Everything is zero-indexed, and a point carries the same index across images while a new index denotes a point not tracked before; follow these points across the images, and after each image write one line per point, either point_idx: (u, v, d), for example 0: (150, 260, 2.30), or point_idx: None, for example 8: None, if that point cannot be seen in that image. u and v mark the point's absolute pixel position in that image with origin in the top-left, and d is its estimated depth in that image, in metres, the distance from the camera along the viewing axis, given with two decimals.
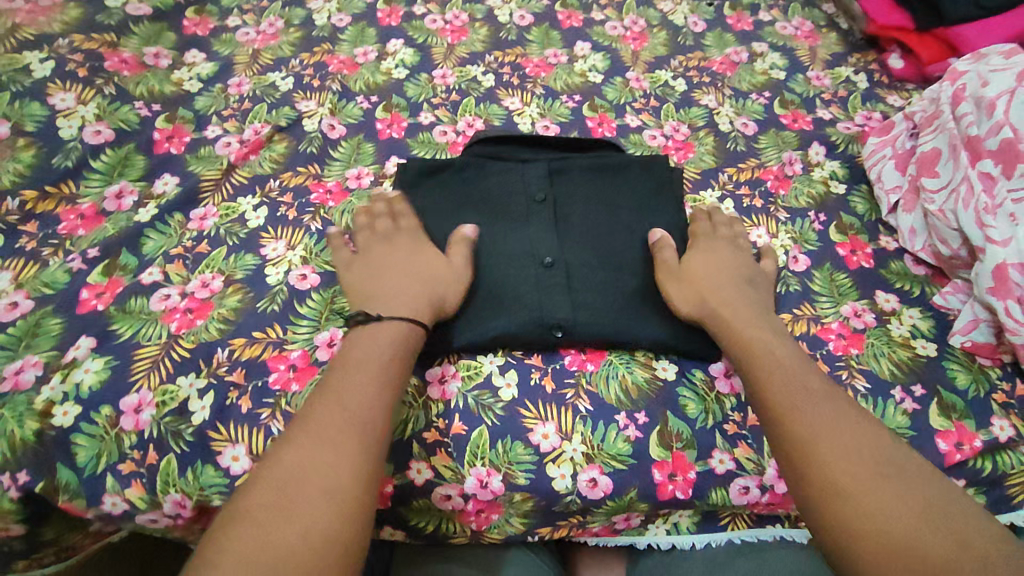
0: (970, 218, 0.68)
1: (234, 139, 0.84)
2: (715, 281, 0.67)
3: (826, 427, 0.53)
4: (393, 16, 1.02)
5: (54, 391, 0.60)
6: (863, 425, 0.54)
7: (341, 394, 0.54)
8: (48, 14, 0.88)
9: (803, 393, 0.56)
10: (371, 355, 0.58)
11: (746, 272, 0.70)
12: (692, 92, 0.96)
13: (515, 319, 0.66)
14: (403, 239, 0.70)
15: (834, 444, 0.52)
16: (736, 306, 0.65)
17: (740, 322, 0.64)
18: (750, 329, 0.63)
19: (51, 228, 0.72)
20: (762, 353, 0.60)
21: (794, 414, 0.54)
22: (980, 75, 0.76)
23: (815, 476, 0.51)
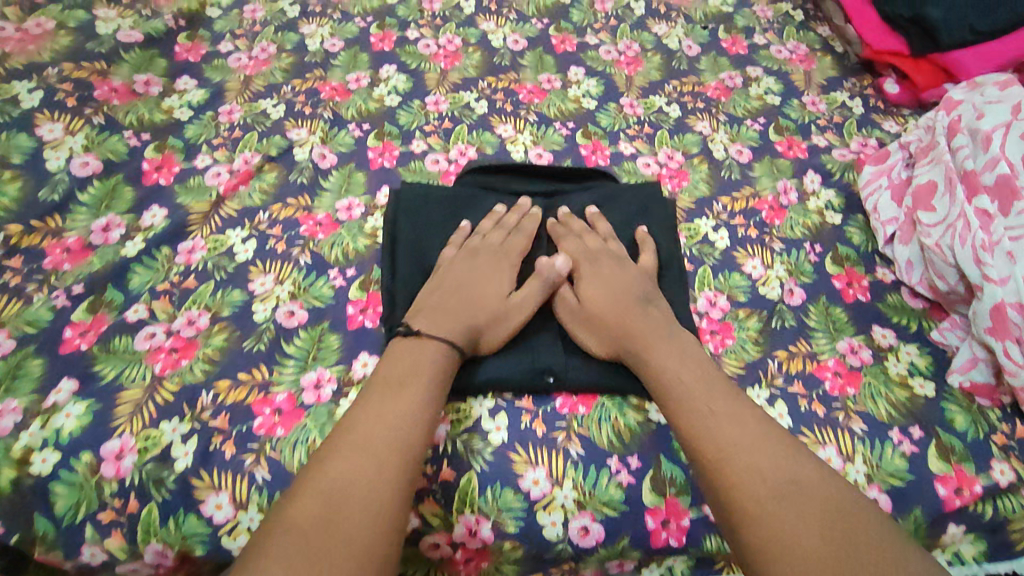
0: (968, 254, 0.67)
1: (224, 168, 0.83)
2: (614, 300, 0.66)
3: (739, 448, 0.53)
4: (386, 40, 1.02)
5: (33, 437, 0.59)
6: (773, 441, 0.53)
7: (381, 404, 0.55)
8: (39, 42, 0.87)
9: (714, 411, 0.56)
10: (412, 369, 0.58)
11: (634, 279, 0.69)
12: (687, 118, 0.95)
13: (508, 363, 0.65)
14: (486, 256, 0.69)
15: (752, 464, 0.52)
16: (638, 324, 0.64)
17: (644, 345, 0.62)
18: (655, 351, 0.62)
19: (35, 262, 0.71)
20: (672, 377, 0.60)
21: (711, 438, 0.54)
22: (974, 106, 0.76)
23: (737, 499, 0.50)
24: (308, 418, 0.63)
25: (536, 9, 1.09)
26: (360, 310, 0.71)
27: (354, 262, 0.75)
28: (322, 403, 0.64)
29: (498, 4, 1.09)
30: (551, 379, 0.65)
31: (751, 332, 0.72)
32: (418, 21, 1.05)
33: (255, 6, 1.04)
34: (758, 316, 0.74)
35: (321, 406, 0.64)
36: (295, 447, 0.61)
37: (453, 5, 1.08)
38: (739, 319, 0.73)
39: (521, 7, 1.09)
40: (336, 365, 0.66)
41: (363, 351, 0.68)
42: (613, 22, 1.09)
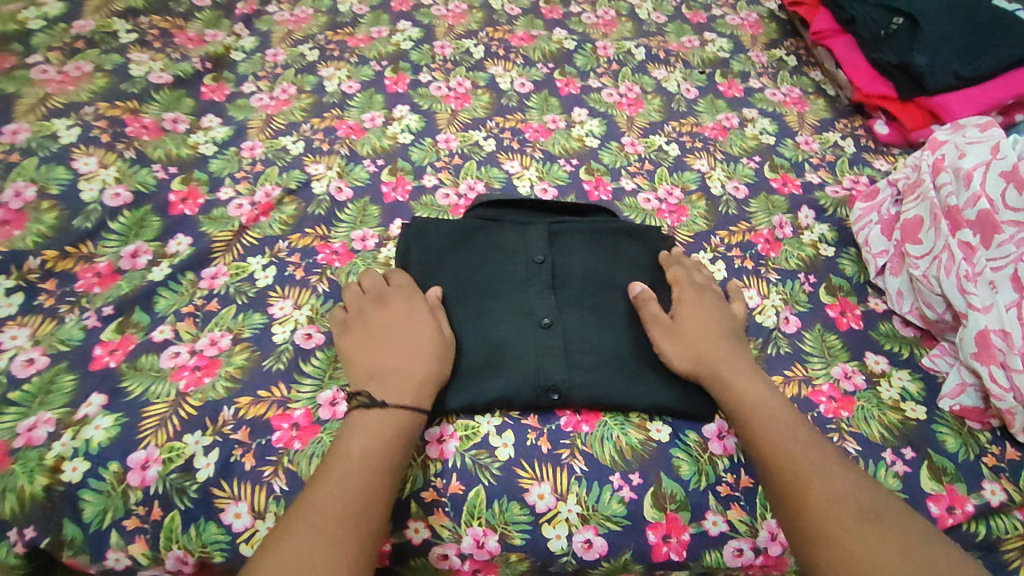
0: (953, 284, 0.70)
1: (246, 201, 0.88)
2: (700, 326, 0.69)
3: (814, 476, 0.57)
4: (400, 83, 1.08)
5: (65, 447, 0.63)
6: (850, 473, 0.57)
7: (340, 464, 0.57)
8: (77, 83, 0.93)
9: (793, 439, 0.60)
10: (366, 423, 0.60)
11: (729, 321, 0.72)
12: (685, 157, 1.01)
13: (514, 380, 0.67)
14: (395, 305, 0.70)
15: (826, 491, 0.55)
16: (727, 354, 0.68)
17: (733, 370, 0.66)
18: (743, 379, 0.65)
19: (67, 286, 0.75)
20: (756, 402, 0.63)
21: (789, 463, 0.58)
22: (957, 146, 0.80)
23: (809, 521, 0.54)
24: (325, 432, 0.66)
25: (541, 55, 1.16)
26: None
27: None
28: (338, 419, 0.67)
29: (506, 51, 1.16)
30: (556, 396, 0.67)
31: None
32: (430, 66, 1.12)
33: (277, 51, 1.11)
34: (755, 342, 0.77)
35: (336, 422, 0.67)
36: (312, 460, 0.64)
37: (463, 51, 1.15)
38: None
39: (527, 53, 1.16)
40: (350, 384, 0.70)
41: None
42: (613, 67, 1.15)
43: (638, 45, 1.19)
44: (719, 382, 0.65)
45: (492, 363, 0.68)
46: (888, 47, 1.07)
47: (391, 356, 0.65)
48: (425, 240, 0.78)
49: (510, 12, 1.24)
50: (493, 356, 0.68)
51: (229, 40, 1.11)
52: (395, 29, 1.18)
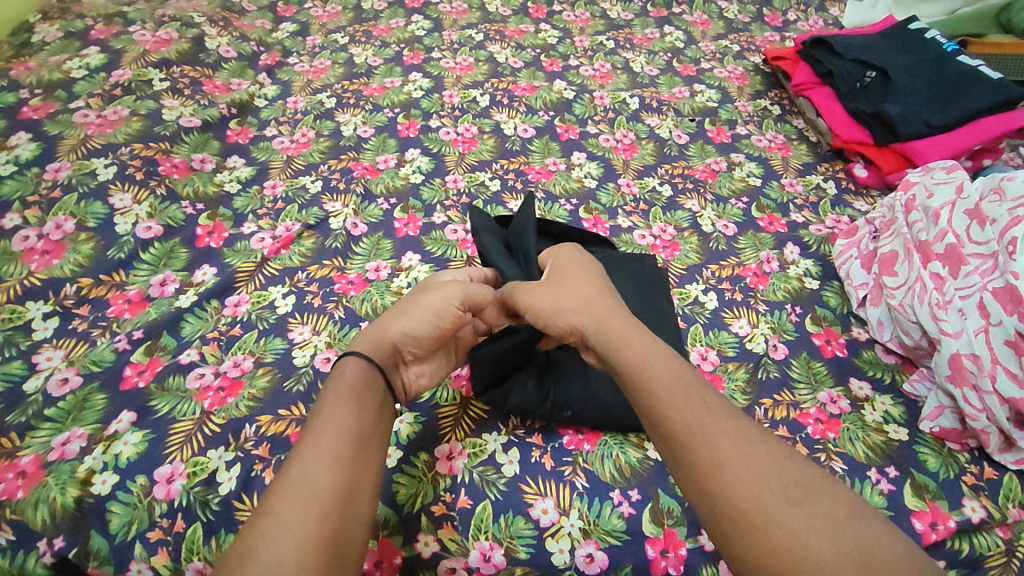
0: (926, 312, 0.76)
1: (267, 234, 0.94)
2: (566, 290, 0.65)
3: (724, 459, 0.49)
4: (411, 128, 1.16)
5: (95, 460, 0.65)
6: (760, 439, 0.51)
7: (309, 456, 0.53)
8: (114, 126, 1.01)
9: (695, 411, 0.52)
10: (330, 415, 0.56)
11: (601, 286, 0.66)
12: (678, 197, 1.07)
13: (527, 397, 0.71)
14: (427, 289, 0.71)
15: (739, 474, 0.48)
16: (607, 310, 0.61)
17: (615, 332, 0.59)
18: (629, 338, 0.58)
19: (100, 311, 0.80)
20: (646, 368, 0.55)
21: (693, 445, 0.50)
22: (926, 187, 0.87)
23: (730, 512, 0.47)
24: None
25: (543, 103, 1.24)
26: None
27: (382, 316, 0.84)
28: None
29: (510, 99, 1.25)
30: (568, 412, 0.72)
31: (740, 382, 0.80)
32: (439, 113, 1.20)
33: (297, 98, 1.20)
34: (746, 368, 0.82)
35: None
36: None
37: (470, 99, 1.24)
38: (729, 371, 0.81)
39: (530, 102, 1.24)
40: None
41: None
42: (610, 115, 1.24)
43: (633, 96, 1.28)
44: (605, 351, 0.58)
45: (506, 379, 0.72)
46: (864, 97, 1.17)
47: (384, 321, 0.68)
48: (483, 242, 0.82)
49: (513, 65, 1.33)
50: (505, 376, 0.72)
51: (253, 88, 1.20)
52: (407, 79, 1.27)
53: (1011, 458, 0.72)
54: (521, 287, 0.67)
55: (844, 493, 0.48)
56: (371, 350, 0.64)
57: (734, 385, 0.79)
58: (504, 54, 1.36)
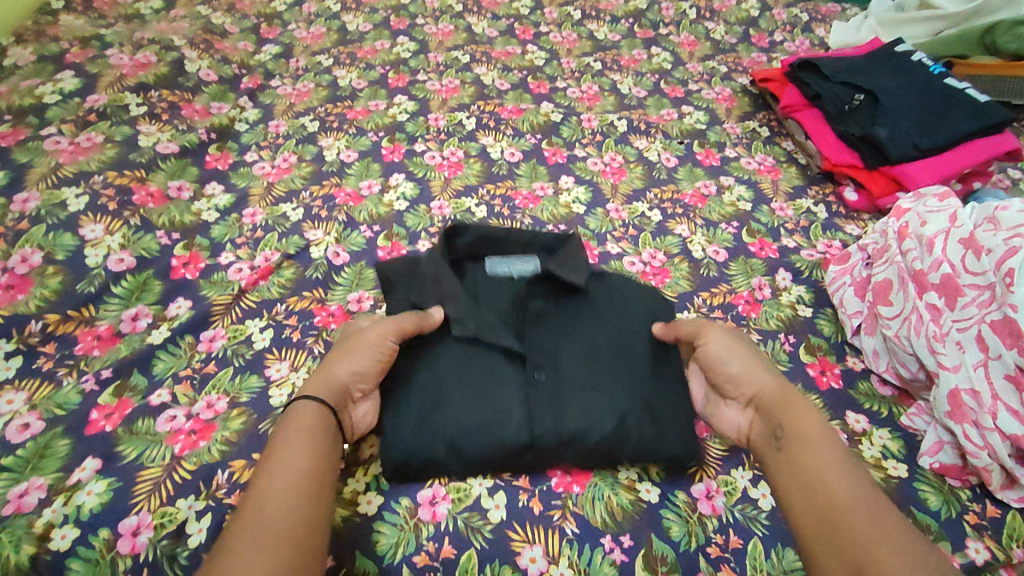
0: (923, 345, 0.75)
1: (245, 265, 0.91)
2: (744, 350, 0.71)
3: (854, 505, 0.53)
4: (396, 152, 1.14)
5: (55, 513, 0.62)
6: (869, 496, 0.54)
7: (273, 487, 0.54)
8: (87, 153, 0.98)
9: (834, 465, 0.57)
10: (290, 447, 0.58)
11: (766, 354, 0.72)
12: (667, 222, 1.06)
13: (506, 434, 0.66)
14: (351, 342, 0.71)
15: (863, 510, 0.53)
16: (785, 386, 0.67)
17: (789, 403, 0.64)
18: (805, 409, 0.63)
19: (67, 349, 0.77)
20: (817, 439, 0.59)
21: (825, 485, 0.55)
22: (918, 214, 0.86)
23: (843, 540, 0.51)
24: None
25: (530, 127, 1.23)
26: None
27: None
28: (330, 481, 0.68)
29: (496, 122, 1.23)
30: (531, 455, 0.67)
31: None
32: (425, 136, 1.18)
33: (279, 122, 1.17)
34: None
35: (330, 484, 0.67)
36: None
37: (456, 122, 1.22)
38: None
39: (517, 125, 1.23)
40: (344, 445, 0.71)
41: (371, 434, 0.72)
42: (598, 138, 1.22)
43: (621, 118, 1.27)
44: (777, 416, 0.63)
45: (499, 404, 0.68)
46: (853, 120, 1.15)
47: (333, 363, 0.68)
48: (476, 232, 0.83)
49: (500, 87, 1.32)
50: (499, 400, 0.69)
51: (234, 112, 1.17)
52: (392, 102, 1.25)
53: (1013, 495, 0.70)
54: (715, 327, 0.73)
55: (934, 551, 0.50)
56: (325, 392, 0.64)
57: None
58: (490, 76, 1.34)
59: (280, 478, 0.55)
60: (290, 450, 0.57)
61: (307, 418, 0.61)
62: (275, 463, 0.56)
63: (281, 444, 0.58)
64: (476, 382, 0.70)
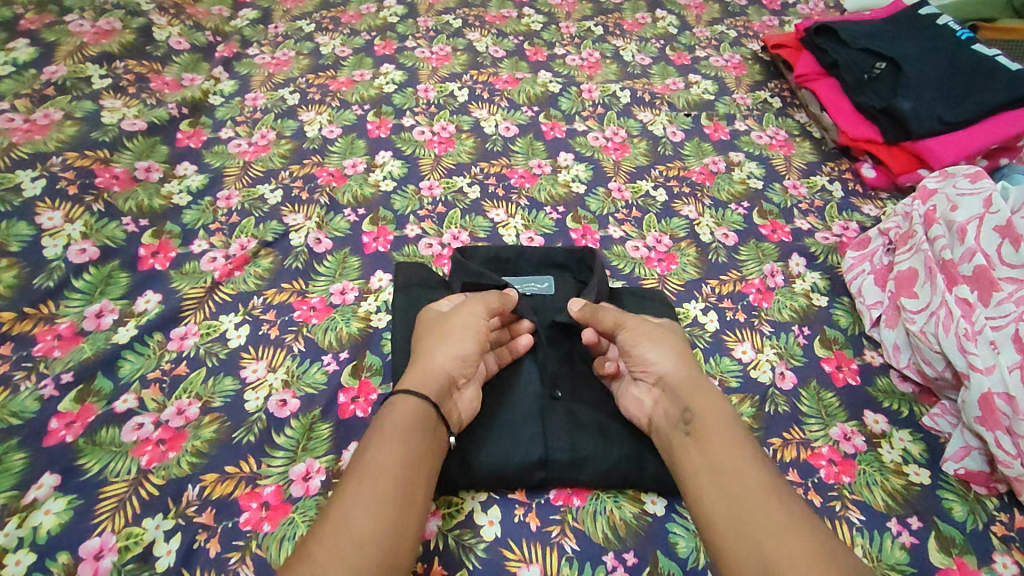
0: (953, 343, 0.69)
1: (219, 254, 0.84)
2: (656, 332, 0.67)
3: (763, 491, 0.53)
4: (382, 127, 1.06)
5: (9, 537, 0.57)
6: (764, 486, 0.54)
7: (363, 485, 0.52)
8: (45, 132, 0.90)
9: (730, 458, 0.56)
10: (386, 440, 0.55)
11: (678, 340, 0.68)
12: (673, 203, 0.99)
13: (520, 450, 0.64)
14: (435, 330, 0.67)
15: (770, 495, 0.53)
16: (694, 370, 0.65)
17: (697, 390, 0.62)
18: (707, 404, 0.61)
19: (24, 349, 0.71)
20: (718, 433, 0.58)
21: (733, 468, 0.55)
22: (948, 197, 0.80)
23: (747, 523, 0.51)
24: (295, 511, 0.61)
25: (526, 98, 1.14)
26: (352, 398, 0.71)
27: (346, 346, 0.76)
28: (311, 495, 0.63)
29: (490, 94, 1.15)
30: (541, 475, 0.64)
31: (745, 418, 0.72)
32: (413, 109, 1.10)
33: (257, 95, 1.09)
34: (751, 401, 0.74)
35: (309, 498, 0.62)
36: (281, 544, 0.59)
37: (447, 94, 1.13)
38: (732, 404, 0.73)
39: (513, 96, 1.14)
40: (325, 455, 0.66)
41: (354, 441, 0.67)
42: (599, 110, 1.14)
43: (624, 88, 1.19)
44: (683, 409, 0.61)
45: (513, 422, 0.66)
46: (872, 91, 1.07)
47: (425, 354, 0.64)
48: (486, 254, 0.82)
49: (494, 54, 1.23)
50: (509, 419, 0.67)
51: (207, 84, 1.08)
52: (378, 72, 1.16)
53: None
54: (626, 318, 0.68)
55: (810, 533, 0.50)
56: (422, 384, 0.60)
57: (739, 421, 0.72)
58: (484, 43, 1.25)
59: (372, 476, 0.52)
60: (382, 445, 0.55)
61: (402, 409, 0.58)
62: (367, 458, 0.54)
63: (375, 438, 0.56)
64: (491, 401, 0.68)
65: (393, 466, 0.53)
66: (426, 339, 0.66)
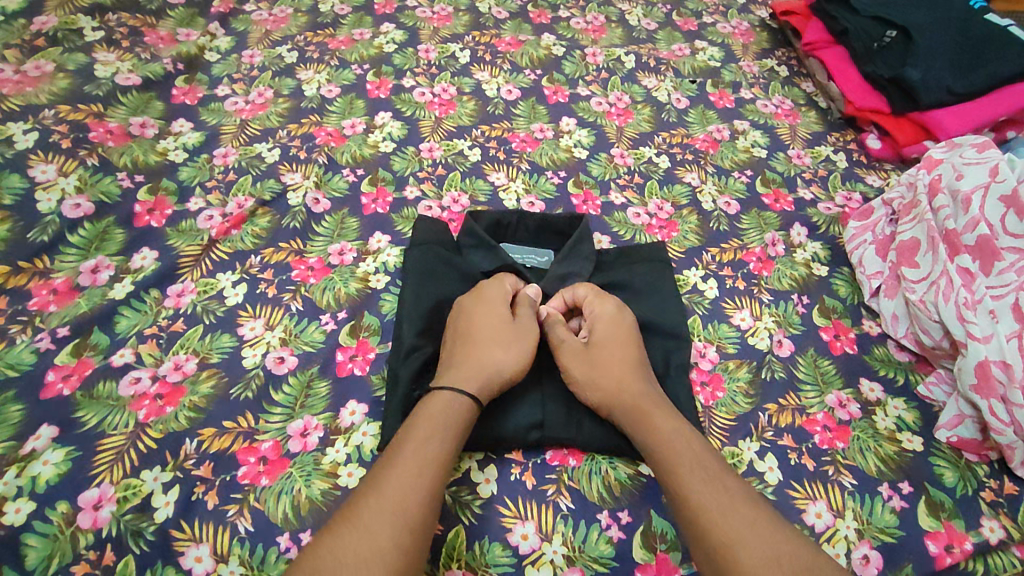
0: (952, 312, 0.70)
1: (216, 212, 0.83)
2: (598, 357, 0.65)
3: (718, 510, 0.52)
4: (382, 88, 1.04)
5: (8, 486, 0.57)
6: (717, 493, 0.54)
7: (414, 464, 0.53)
8: (36, 84, 0.88)
9: (680, 471, 0.56)
10: (436, 427, 0.57)
11: (625, 358, 0.65)
12: (676, 169, 0.98)
13: (517, 411, 0.65)
14: (499, 329, 0.66)
15: (719, 509, 0.53)
16: (636, 388, 0.63)
17: (644, 417, 0.60)
18: (653, 419, 0.60)
19: (20, 303, 0.70)
20: (667, 446, 0.58)
21: (685, 490, 0.55)
22: (953, 166, 0.79)
23: (708, 549, 0.51)
24: (293, 467, 0.62)
25: (529, 61, 1.12)
26: (349, 356, 0.71)
27: (344, 306, 0.75)
28: (308, 451, 0.63)
29: (493, 56, 1.12)
30: (536, 435, 0.64)
31: (741, 384, 0.73)
32: (414, 70, 1.07)
33: (253, 52, 1.06)
34: (748, 367, 0.74)
35: (307, 454, 0.63)
36: (279, 498, 0.60)
37: (449, 55, 1.11)
38: (729, 370, 0.74)
39: (515, 59, 1.12)
40: (323, 413, 0.66)
41: (352, 399, 0.67)
42: (603, 75, 1.12)
43: (629, 53, 1.16)
44: (634, 433, 0.61)
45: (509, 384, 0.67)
46: (882, 60, 1.05)
47: (485, 351, 0.63)
48: (490, 219, 0.82)
49: (497, 16, 1.20)
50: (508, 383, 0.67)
51: (203, 40, 1.06)
52: (378, 31, 1.13)
53: None
54: (564, 346, 0.67)
55: (762, 541, 0.50)
56: (481, 390, 0.61)
57: (736, 387, 0.72)
58: (487, 3, 1.22)
59: (420, 465, 0.53)
60: (431, 437, 0.56)
61: (458, 406, 0.59)
62: (416, 444, 0.55)
63: (425, 423, 0.57)
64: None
65: (439, 454, 0.55)
66: (487, 333, 0.65)
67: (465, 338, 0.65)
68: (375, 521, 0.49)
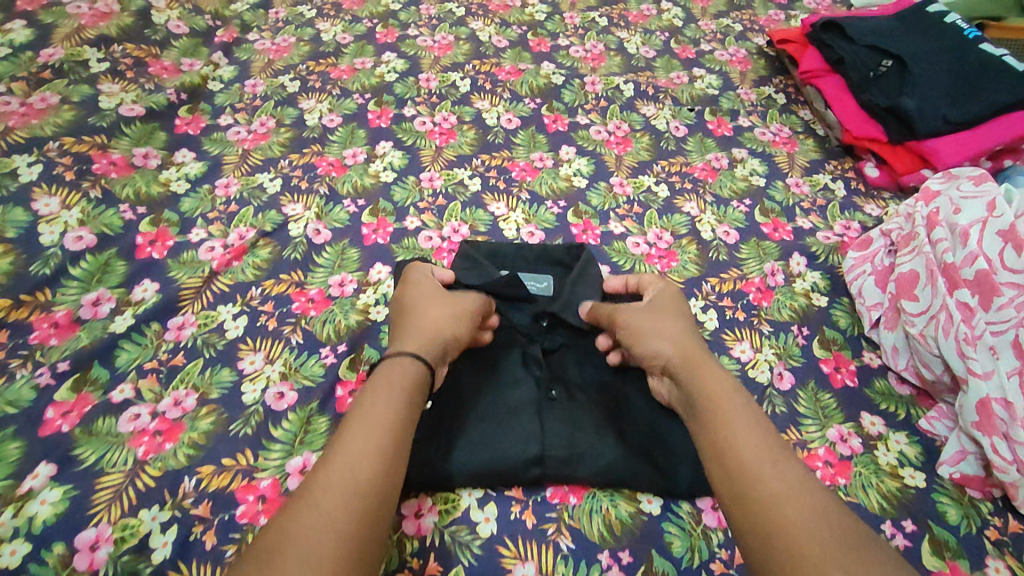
0: (952, 347, 0.70)
1: (218, 243, 0.84)
2: (662, 321, 0.67)
3: (770, 467, 0.52)
4: (383, 117, 1.05)
5: (5, 526, 0.57)
6: (767, 453, 0.53)
7: (361, 432, 0.53)
8: (41, 116, 0.89)
9: (733, 428, 0.56)
10: (383, 393, 0.56)
11: (686, 329, 0.68)
12: (675, 199, 0.98)
13: (517, 447, 0.65)
14: (419, 309, 0.67)
15: (770, 465, 0.52)
16: (694, 350, 0.64)
17: (696, 372, 0.61)
18: (707, 377, 0.61)
19: (21, 337, 0.70)
20: (717, 405, 0.58)
21: (735, 446, 0.54)
22: (951, 199, 0.80)
23: (756, 498, 0.51)
24: None
25: (528, 90, 1.13)
26: (349, 391, 0.71)
27: (345, 339, 0.76)
28: None
29: (492, 84, 1.13)
30: (536, 471, 0.64)
31: None
32: (415, 99, 1.09)
33: (256, 82, 1.07)
34: None
35: None
36: None
37: (449, 83, 1.12)
38: None
39: (514, 87, 1.13)
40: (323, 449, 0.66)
41: None
42: (602, 103, 1.13)
43: (627, 81, 1.18)
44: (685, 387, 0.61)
45: (510, 417, 0.67)
46: (877, 88, 1.06)
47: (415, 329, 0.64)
48: (486, 249, 0.83)
49: (497, 44, 1.22)
50: (509, 416, 0.67)
51: (207, 70, 1.07)
52: (379, 60, 1.15)
53: None
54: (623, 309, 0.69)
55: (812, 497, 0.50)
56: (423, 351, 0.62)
57: None
58: (487, 32, 1.24)
59: (368, 432, 0.53)
60: (379, 405, 0.55)
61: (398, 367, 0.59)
62: (361, 413, 0.55)
63: (372, 395, 0.57)
64: (488, 396, 0.68)
65: (387, 420, 0.54)
66: (409, 313, 0.67)
67: (396, 332, 0.66)
68: (322, 494, 0.48)
